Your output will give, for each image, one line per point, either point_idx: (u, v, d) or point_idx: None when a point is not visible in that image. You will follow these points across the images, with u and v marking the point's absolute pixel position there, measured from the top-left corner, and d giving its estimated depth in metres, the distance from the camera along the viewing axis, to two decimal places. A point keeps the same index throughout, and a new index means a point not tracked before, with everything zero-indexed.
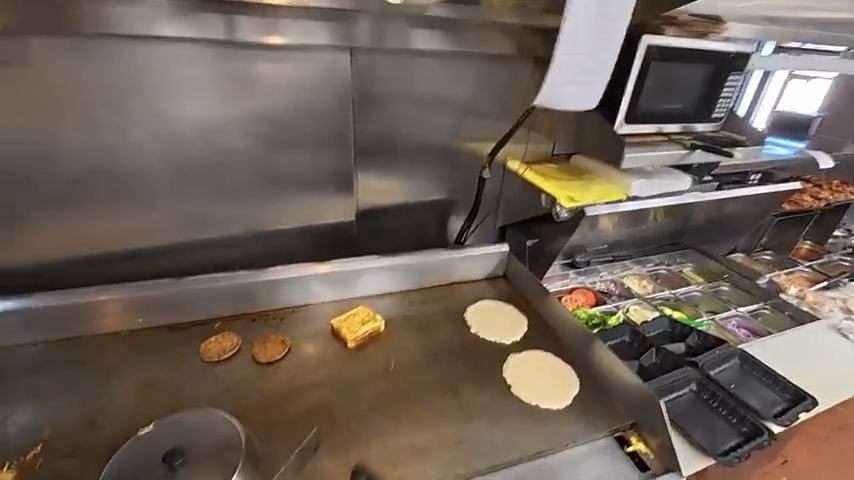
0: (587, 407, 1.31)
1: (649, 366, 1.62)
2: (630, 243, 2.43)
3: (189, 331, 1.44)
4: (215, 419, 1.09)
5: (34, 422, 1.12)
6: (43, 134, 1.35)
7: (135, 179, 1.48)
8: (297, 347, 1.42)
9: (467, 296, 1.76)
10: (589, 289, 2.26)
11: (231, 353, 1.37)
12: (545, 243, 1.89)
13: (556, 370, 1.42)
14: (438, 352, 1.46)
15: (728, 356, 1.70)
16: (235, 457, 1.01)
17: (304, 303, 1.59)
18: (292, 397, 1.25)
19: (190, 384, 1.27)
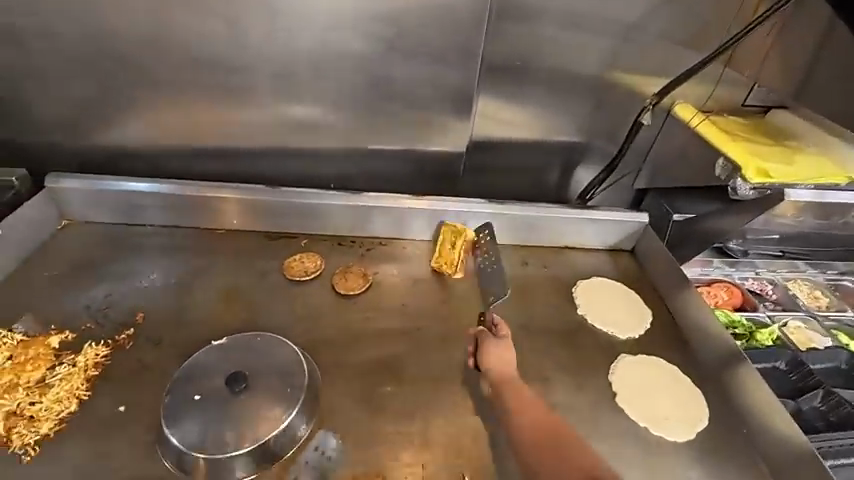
0: (714, 450, 1.02)
1: (809, 413, 1.24)
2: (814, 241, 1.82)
3: (276, 244, 1.39)
4: (284, 348, 1.03)
5: (133, 303, 1.17)
6: (161, 9, 1.27)
7: (243, 72, 1.38)
8: (377, 285, 1.31)
9: (579, 268, 1.47)
10: (736, 287, 1.78)
11: (312, 277, 1.30)
12: (699, 223, 1.46)
13: (682, 388, 1.11)
14: (532, 329, 1.23)
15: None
16: (295, 395, 0.95)
17: (394, 238, 1.45)
18: (364, 341, 1.15)
19: (270, 300, 1.23)
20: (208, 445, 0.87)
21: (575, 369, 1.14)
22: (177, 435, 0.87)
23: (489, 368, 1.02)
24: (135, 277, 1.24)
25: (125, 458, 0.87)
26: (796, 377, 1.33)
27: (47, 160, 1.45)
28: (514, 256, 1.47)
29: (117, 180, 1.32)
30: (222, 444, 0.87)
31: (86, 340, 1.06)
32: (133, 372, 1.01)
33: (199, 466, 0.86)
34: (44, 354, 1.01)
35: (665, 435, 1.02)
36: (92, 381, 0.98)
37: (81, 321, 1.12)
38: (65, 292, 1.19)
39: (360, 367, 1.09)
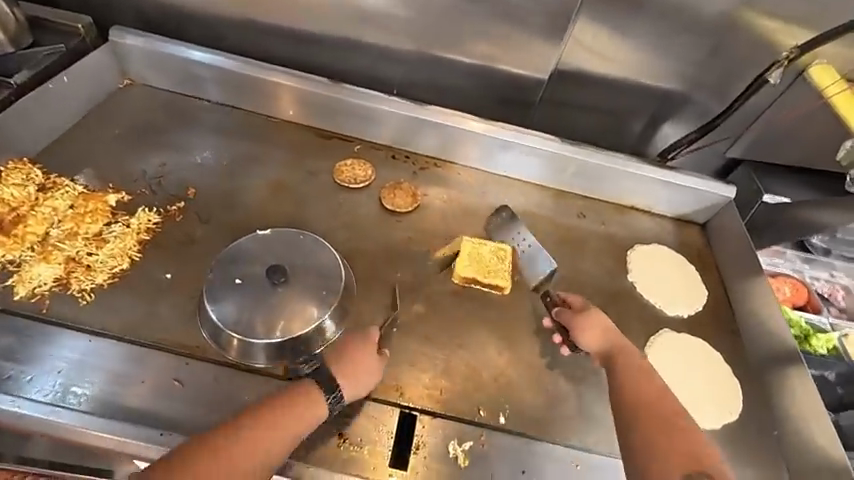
0: (737, 443, 0.97)
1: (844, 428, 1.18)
2: None
3: (330, 144, 1.34)
4: (326, 251, 1.02)
5: (187, 177, 1.18)
6: None
7: None
8: (425, 208, 1.26)
9: (639, 232, 1.36)
10: (804, 287, 1.63)
11: (361, 185, 1.26)
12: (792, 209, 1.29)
13: (720, 378, 1.05)
14: (576, 284, 1.17)
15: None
16: (330, 298, 0.96)
17: (450, 160, 1.37)
18: (403, 261, 1.13)
19: (316, 201, 1.21)
20: (243, 326, 0.90)
21: None
22: (216, 310, 0.91)
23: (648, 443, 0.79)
24: (189, 151, 1.24)
25: (168, 320, 0.93)
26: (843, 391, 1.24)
27: (113, 12, 1.40)
28: (572, 205, 1.37)
29: (182, 47, 1.27)
30: (257, 328, 0.90)
31: (140, 205, 1.10)
32: (180, 243, 1.04)
33: (232, 343, 0.90)
34: (102, 209, 1.06)
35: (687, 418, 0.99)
36: (143, 244, 1.02)
37: (137, 184, 1.14)
38: (123, 153, 1.20)
39: (396, 285, 1.08)
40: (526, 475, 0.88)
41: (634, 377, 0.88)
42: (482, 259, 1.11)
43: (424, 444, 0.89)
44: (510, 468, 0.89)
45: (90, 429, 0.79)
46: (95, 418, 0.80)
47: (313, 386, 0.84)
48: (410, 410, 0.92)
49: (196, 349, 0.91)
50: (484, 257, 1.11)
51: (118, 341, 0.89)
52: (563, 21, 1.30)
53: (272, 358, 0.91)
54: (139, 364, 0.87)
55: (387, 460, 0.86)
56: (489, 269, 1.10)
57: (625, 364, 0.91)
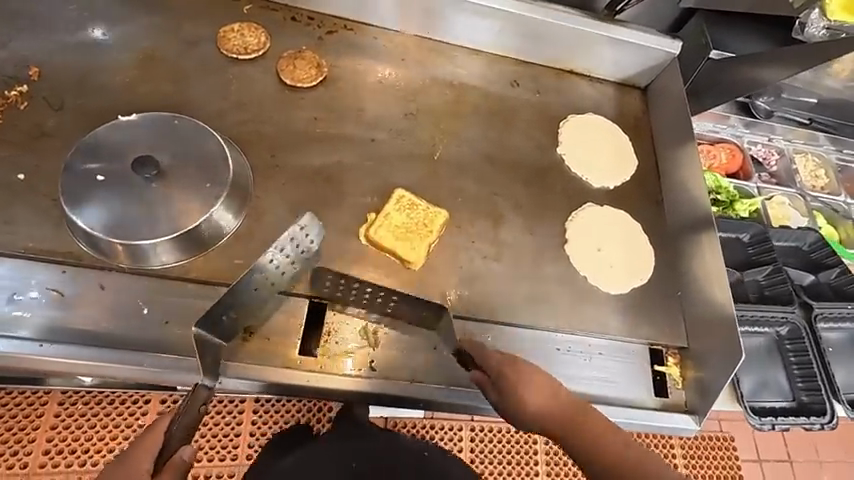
0: (643, 305, 1.02)
1: (747, 283, 1.26)
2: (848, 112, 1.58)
3: (211, 5, 1.09)
4: (209, 137, 0.89)
5: (25, 53, 0.95)
6: None
7: None
8: (333, 81, 1.09)
9: (576, 100, 1.24)
10: (740, 152, 1.62)
11: (253, 55, 1.06)
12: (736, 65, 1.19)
13: (635, 246, 1.07)
14: (501, 161, 1.10)
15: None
16: (217, 189, 0.86)
17: (362, 21, 1.17)
18: (308, 145, 1.01)
19: (199, 78, 1.02)
20: (119, 228, 0.81)
21: (532, 211, 1.06)
22: (83, 214, 0.80)
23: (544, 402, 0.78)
24: (23, 18, 0.98)
25: (30, 227, 0.82)
26: (753, 251, 1.30)
27: None
28: (505, 71, 1.22)
29: None
30: (135, 228, 0.81)
31: None
32: (31, 137, 0.88)
33: (111, 247, 0.81)
34: None
35: (599, 285, 1.01)
36: None
37: None
38: None
39: (299, 172, 0.97)
40: (438, 349, 0.91)
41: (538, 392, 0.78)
42: (401, 227, 0.96)
43: (335, 330, 0.88)
44: (422, 344, 0.90)
45: None
46: (35, 343, 0.75)
47: (273, 319, 0.86)
48: (321, 300, 0.90)
49: (70, 256, 0.82)
50: (403, 224, 0.96)
51: None
52: None
53: (161, 258, 0.84)
54: (10, 276, 0.78)
55: (296, 349, 0.85)
56: (411, 237, 0.96)
57: (519, 387, 0.78)
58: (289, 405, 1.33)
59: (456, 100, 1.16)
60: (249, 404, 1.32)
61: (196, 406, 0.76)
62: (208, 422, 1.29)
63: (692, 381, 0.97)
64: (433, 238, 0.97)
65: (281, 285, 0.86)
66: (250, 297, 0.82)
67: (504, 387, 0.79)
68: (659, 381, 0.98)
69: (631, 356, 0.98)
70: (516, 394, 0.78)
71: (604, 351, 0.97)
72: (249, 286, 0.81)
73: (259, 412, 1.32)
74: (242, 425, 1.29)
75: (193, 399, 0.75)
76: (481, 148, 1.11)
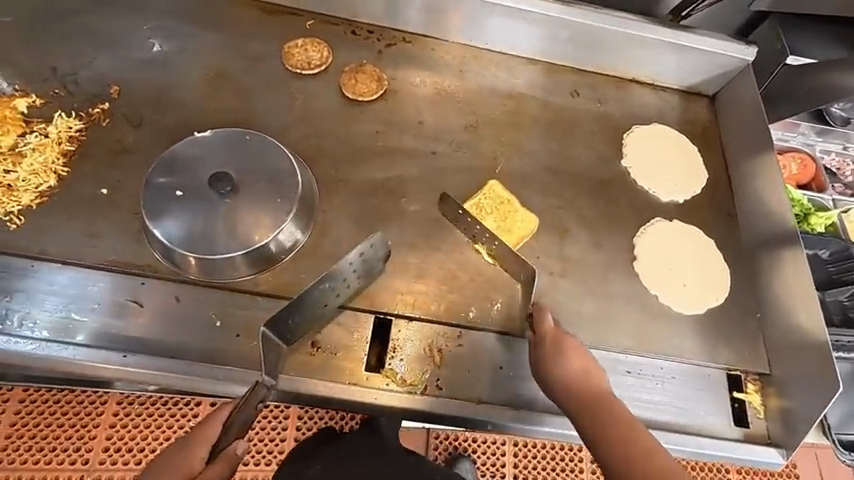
0: (718, 327, 0.96)
1: (828, 304, 1.17)
2: None
3: (275, 21, 1.12)
4: (279, 152, 0.90)
5: (106, 71, 1.00)
6: None
7: None
8: (393, 94, 1.09)
9: (639, 109, 1.20)
10: (811, 162, 1.52)
11: (316, 70, 1.08)
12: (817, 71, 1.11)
13: (710, 263, 1.01)
14: (564, 174, 1.06)
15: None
16: (286, 204, 0.87)
17: (421, 33, 1.16)
18: (369, 158, 1.01)
19: (264, 93, 1.04)
20: (195, 242, 0.83)
21: (597, 226, 1.02)
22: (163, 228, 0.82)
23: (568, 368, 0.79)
24: (103, 38, 1.03)
25: (112, 241, 0.85)
26: (834, 269, 1.21)
27: None
28: (565, 81, 1.19)
29: None
30: (211, 243, 0.83)
31: (56, 110, 0.94)
32: (112, 152, 0.91)
33: (187, 261, 0.83)
34: (12, 118, 0.92)
35: (672, 305, 0.96)
36: (69, 157, 0.89)
37: (48, 84, 0.97)
38: (23, 42, 0.99)
39: (362, 186, 0.97)
40: (503, 369, 0.88)
41: (573, 368, 0.79)
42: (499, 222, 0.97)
43: (400, 346, 0.87)
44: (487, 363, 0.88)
45: (65, 357, 0.75)
46: (83, 348, 0.77)
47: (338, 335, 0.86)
48: (385, 315, 0.89)
49: (149, 268, 0.84)
50: (496, 218, 0.97)
51: (62, 266, 0.82)
52: None
53: (233, 271, 0.85)
54: (92, 287, 0.81)
55: (362, 365, 0.85)
56: (507, 219, 0.98)
57: (559, 355, 0.80)
58: (333, 411, 1.34)
59: (515, 111, 1.13)
60: (293, 411, 1.33)
61: (253, 403, 0.76)
62: (255, 426, 1.30)
63: (776, 410, 0.91)
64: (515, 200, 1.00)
65: (346, 296, 0.88)
66: (316, 307, 0.83)
67: (543, 354, 0.81)
68: (738, 409, 0.92)
69: (708, 382, 0.92)
70: (552, 363, 0.80)
71: (678, 376, 0.92)
72: (318, 296, 0.82)
73: (303, 418, 1.33)
74: (286, 431, 1.31)
75: (250, 396, 0.74)
76: (542, 160, 1.08)
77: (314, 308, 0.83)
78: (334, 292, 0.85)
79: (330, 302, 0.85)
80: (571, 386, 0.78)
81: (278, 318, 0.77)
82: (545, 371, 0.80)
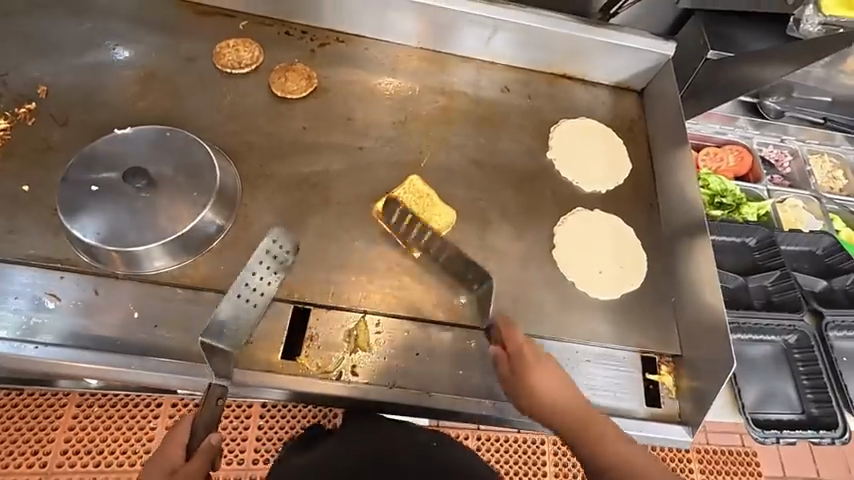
0: (634, 311, 0.99)
1: (753, 289, 1.21)
2: None
3: (208, 23, 1.14)
4: (199, 148, 0.92)
5: (36, 73, 1.02)
6: None
7: None
8: (323, 91, 1.12)
9: (567, 104, 1.23)
10: (749, 154, 1.57)
11: (246, 69, 1.11)
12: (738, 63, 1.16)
13: (626, 249, 1.05)
14: (489, 167, 1.10)
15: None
16: (205, 197, 0.90)
17: (353, 32, 1.19)
18: (297, 154, 1.03)
19: (194, 91, 1.07)
20: (112, 236, 0.85)
21: (520, 216, 1.05)
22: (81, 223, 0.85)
23: (543, 385, 0.80)
24: (35, 41, 1.05)
25: (32, 236, 0.87)
26: (760, 256, 1.25)
27: None
28: (495, 77, 1.22)
29: None
30: (128, 236, 0.85)
31: None
32: (37, 151, 0.93)
33: (105, 254, 0.85)
34: None
35: (588, 292, 0.99)
36: None
37: None
38: None
39: (288, 180, 1.00)
40: (420, 355, 0.90)
41: (545, 385, 0.80)
42: (415, 216, 0.98)
43: (317, 335, 0.89)
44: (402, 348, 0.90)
45: None
46: None
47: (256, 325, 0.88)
48: (304, 304, 0.91)
49: (68, 262, 0.86)
50: (413, 211, 0.99)
51: None
52: None
53: (151, 263, 0.87)
54: (10, 281, 0.83)
55: (279, 353, 0.87)
56: (424, 214, 0.99)
57: (532, 371, 0.81)
58: (296, 409, 1.37)
59: (446, 107, 1.17)
60: (256, 409, 1.35)
61: (215, 402, 0.77)
62: (217, 425, 1.32)
63: (687, 390, 0.94)
64: (435, 196, 1.02)
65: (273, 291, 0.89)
66: (247, 312, 0.84)
67: (520, 370, 0.82)
68: (651, 389, 0.95)
69: (621, 364, 0.95)
70: (529, 379, 0.81)
71: (593, 359, 0.94)
72: (238, 303, 0.83)
73: (266, 416, 1.36)
74: (248, 430, 1.33)
75: (206, 399, 0.76)
76: (468, 153, 1.11)
77: (241, 314, 0.84)
78: (258, 291, 0.86)
79: (258, 302, 0.86)
80: (548, 397, 0.80)
81: (208, 327, 0.79)
82: (527, 394, 0.80)
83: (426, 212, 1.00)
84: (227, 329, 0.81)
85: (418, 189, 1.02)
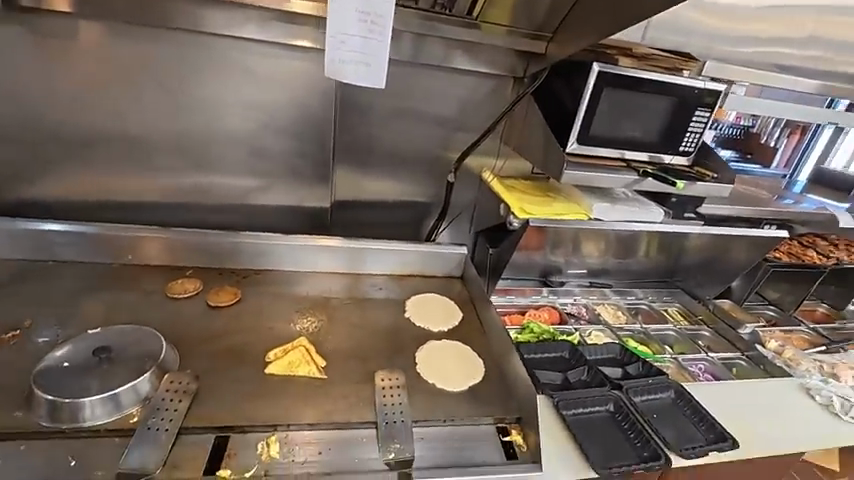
0: (477, 396, 1.38)
1: (575, 381, 1.67)
2: (616, 273, 2.40)
3: (163, 272, 1.70)
4: (152, 337, 1.32)
5: (26, 315, 1.42)
6: (93, 107, 1.72)
7: (140, 143, 1.81)
8: (245, 300, 1.63)
9: (415, 288, 1.88)
10: (556, 310, 2.27)
11: (188, 295, 1.60)
12: (502, 254, 2.00)
13: (467, 360, 1.50)
14: (364, 327, 1.60)
15: (662, 387, 1.67)
16: (149, 364, 1.23)
17: (266, 266, 1.80)
18: (224, 336, 1.45)
19: (148, 311, 1.52)
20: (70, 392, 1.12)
21: (388, 352, 1.50)
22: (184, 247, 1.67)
23: None
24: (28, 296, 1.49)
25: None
26: (573, 360, 1.77)
27: None
28: (364, 279, 1.87)
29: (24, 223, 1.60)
30: (82, 391, 1.13)
31: None
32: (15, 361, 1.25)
33: (59, 410, 1.10)
34: None
35: (443, 387, 1.38)
36: None
37: None
38: None
39: (215, 353, 1.38)
40: (323, 452, 1.15)
41: None
42: (293, 362, 1.37)
43: (234, 453, 1.11)
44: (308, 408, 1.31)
45: None
46: None
47: (186, 455, 1.08)
48: (222, 433, 1.15)
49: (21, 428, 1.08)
50: (291, 361, 1.37)
51: None
52: (327, 168, 2.01)
53: (90, 416, 1.11)
54: None
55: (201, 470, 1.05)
56: (299, 364, 1.36)
57: None
58: None
59: (331, 298, 1.73)
60: None
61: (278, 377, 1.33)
62: None
63: (532, 442, 1.25)
64: (313, 349, 1.43)
65: (181, 419, 1.14)
66: (156, 435, 1.08)
67: None
68: (510, 450, 1.25)
69: (483, 435, 1.28)
70: None
71: (459, 434, 1.26)
72: (148, 431, 1.09)
73: None
74: None
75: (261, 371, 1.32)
76: (349, 321, 1.62)
77: (151, 439, 1.07)
78: (167, 419, 1.12)
79: (167, 427, 1.11)
80: None
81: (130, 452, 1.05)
82: None
83: (302, 357, 1.39)
84: (142, 453, 1.05)
85: (304, 345, 1.44)
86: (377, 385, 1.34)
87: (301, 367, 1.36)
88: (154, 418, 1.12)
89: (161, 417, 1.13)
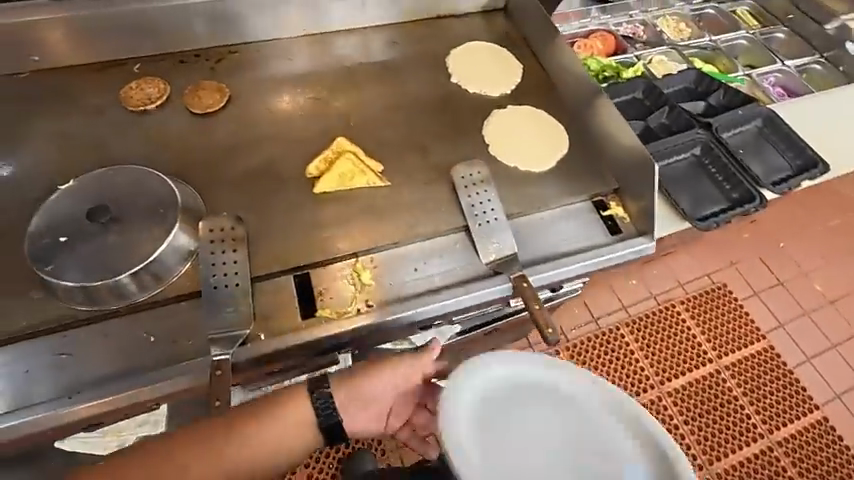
0: (570, 171, 1.17)
1: (656, 128, 1.43)
2: None
3: (107, 72, 1.19)
4: (150, 178, 0.99)
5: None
6: None
7: None
8: (239, 94, 1.20)
9: (454, 36, 1.39)
10: (611, 35, 1.81)
11: (159, 101, 1.16)
12: None
13: (547, 130, 1.22)
14: (409, 106, 1.23)
15: (750, 117, 1.44)
16: (171, 214, 0.95)
17: (247, 39, 1.27)
18: (239, 153, 1.11)
19: (118, 138, 1.11)
20: (97, 273, 0.88)
21: (449, 133, 1.19)
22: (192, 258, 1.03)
23: None
24: None
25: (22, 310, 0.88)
26: (649, 102, 1.48)
27: None
28: (381, 35, 1.35)
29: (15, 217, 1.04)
30: (111, 268, 0.89)
31: None
32: None
33: (97, 293, 0.88)
34: None
35: (531, 169, 1.15)
36: None
37: None
38: None
39: (238, 179, 1.07)
40: (418, 269, 1.00)
41: None
42: (343, 172, 1.07)
43: (324, 290, 0.96)
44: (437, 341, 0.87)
45: (21, 421, 0.78)
46: (26, 410, 0.80)
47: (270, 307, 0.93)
48: (300, 272, 0.97)
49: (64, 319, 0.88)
50: (341, 170, 1.07)
51: None
52: None
53: (142, 291, 0.90)
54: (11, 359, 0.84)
55: (298, 314, 0.93)
56: (350, 177, 1.07)
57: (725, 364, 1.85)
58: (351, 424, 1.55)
59: (349, 74, 1.28)
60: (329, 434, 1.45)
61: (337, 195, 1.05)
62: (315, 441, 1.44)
63: (636, 213, 1.10)
64: (358, 153, 1.10)
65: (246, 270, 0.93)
66: (229, 291, 0.90)
67: None
68: (610, 223, 1.11)
69: (578, 213, 1.12)
70: None
71: (555, 218, 1.10)
72: (214, 285, 0.90)
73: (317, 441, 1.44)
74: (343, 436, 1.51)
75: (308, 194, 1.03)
76: (372, 102, 1.24)
77: (216, 298, 0.89)
78: (233, 273, 0.92)
79: (237, 281, 0.91)
80: None
81: (208, 320, 0.88)
82: None
83: (346, 165, 1.08)
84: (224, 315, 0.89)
85: (347, 146, 1.12)
86: (458, 179, 1.07)
87: (351, 177, 1.06)
88: (214, 270, 0.91)
89: (226, 277, 0.91)
